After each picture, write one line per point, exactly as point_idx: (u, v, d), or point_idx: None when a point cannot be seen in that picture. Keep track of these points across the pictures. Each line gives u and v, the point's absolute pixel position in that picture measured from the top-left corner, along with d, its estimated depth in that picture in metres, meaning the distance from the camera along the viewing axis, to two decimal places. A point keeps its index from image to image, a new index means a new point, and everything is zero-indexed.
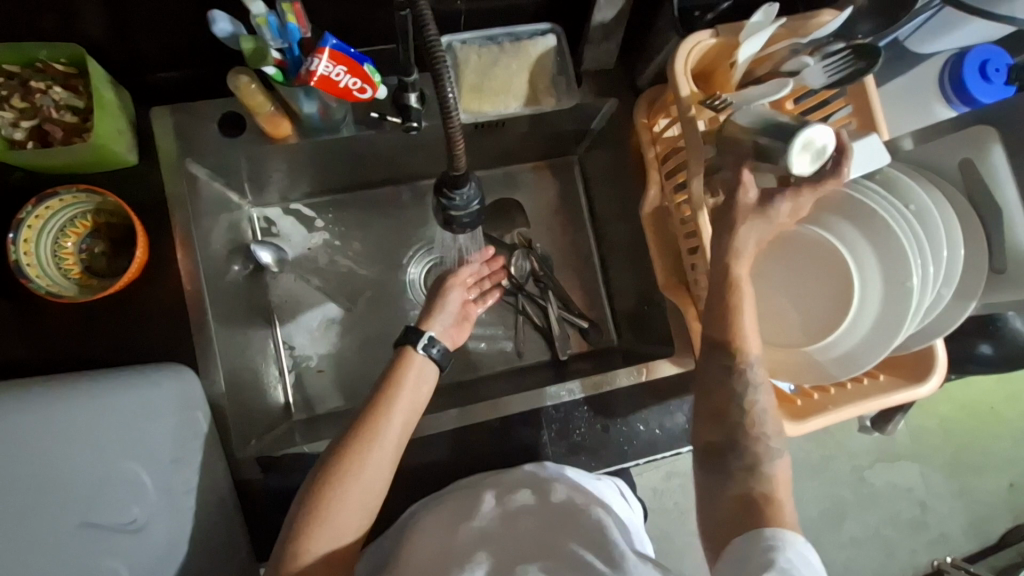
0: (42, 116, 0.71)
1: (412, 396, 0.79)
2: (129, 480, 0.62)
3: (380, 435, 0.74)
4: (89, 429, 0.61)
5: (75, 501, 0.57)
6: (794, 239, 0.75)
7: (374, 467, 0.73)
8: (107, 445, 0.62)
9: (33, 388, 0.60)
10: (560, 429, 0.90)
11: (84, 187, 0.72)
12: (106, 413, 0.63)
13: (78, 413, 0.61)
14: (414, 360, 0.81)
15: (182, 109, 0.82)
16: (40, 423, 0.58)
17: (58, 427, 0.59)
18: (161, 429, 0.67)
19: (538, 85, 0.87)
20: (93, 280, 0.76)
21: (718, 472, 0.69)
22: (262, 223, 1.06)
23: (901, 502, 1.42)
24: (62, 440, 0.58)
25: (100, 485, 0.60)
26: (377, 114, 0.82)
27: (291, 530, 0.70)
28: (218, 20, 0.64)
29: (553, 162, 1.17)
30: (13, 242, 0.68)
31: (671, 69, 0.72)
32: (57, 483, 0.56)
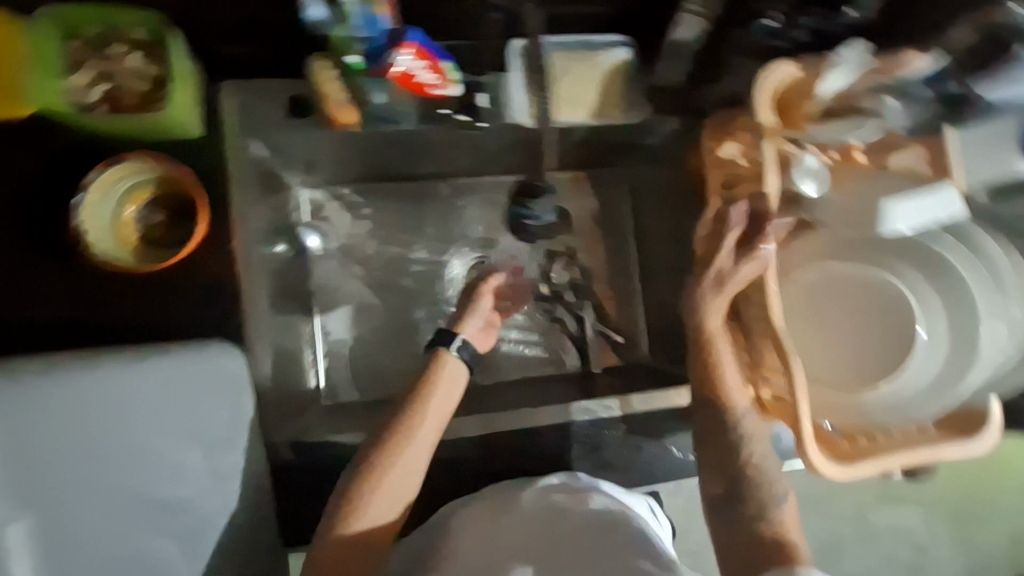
0: (117, 82, 0.71)
1: (441, 405, 0.77)
2: (176, 461, 0.63)
3: (420, 431, 0.75)
4: (138, 410, 0.61)
5: (127, 481, 0.60)
6: (852, 279, 0.73)
7: (409, 464, 0.73)
8: (157, 425, 0.62)
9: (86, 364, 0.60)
10: (589, 446, 0.89)
11: (147, 156, 0.72)
12: (157, 392, 0.62)
13: (127, 394, 0.61)
14: (449, 366, 0.81)
15: (247, 86, 0.80)
16: (89, 405, 0.59)
17: (107, 409, 0.60)
18: (211, 412, 0.66)
19: (608, 96, 0.86)
20: (150, 251, 0.76)
21: (735, 502, 0.75)
22: (309, 206, 1.04)
23: (898, 545, 1.41)
24: (111, 423, 0.60)
25: (148, 466, 0.62)
26: (448, 113, 0.82)
27: (330, 518, 0.70)
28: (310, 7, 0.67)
29: (593, 172, 1.13)
30: (76, 208, 0.69)
31: (754, 99, 0.71)
32: (110, 464, 0.59)
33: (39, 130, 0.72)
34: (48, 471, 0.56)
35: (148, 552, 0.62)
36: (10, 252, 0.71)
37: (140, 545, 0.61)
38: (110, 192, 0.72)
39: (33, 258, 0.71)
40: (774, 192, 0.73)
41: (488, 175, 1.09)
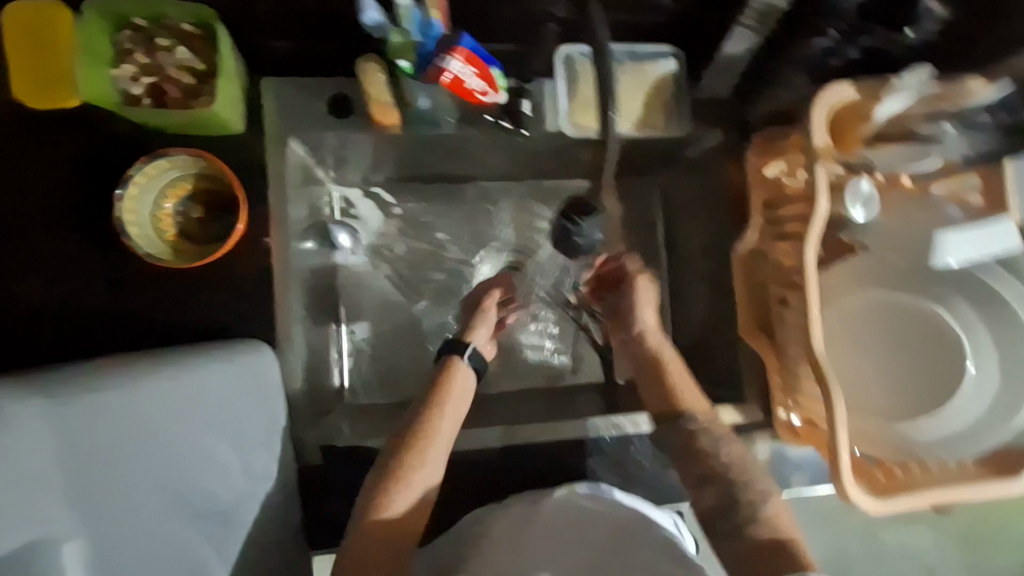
0: (162, 74, 0.70)
1: (456, 406, 0.80)
2: (217, 460, 0.64)
3: (437, 436, 0.77)
4: (184, 414, 0.61)
5: (175, 485, 0.60)
6: (892, 311, 0.72)
7: (428, 470, 0.75)
8: (201, 427, 0.62)
9: (131, 372, 0.59)
10: (615, 461, 0.88)
11: (192, 151, 0.71)
12: (201, 395, 0.62)
13: (174, 398, 0.60)
14: (460, 372, 0.83)
15: (289, 81, 0.79)
16: (140, 411, 0.58)
17: (158, 413, 0.59)
18: (247, 410, 0.67)
19: (652, 107, 0.84)
20: (185, 244, 0.75)
21: (729, 511, 0.75)
22: (340, 203, 1.04)
23: (910, 567, 1.25)
24: (160, 427, 0.59)
25: (193, 468, 0.61)
26: (491, 117, 0.81)
27: (359, 523, 0.70)
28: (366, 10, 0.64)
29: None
30: (117, 198, 0.69)
31: (810, 119, 0.69)
32: (160, 470, 0.59)
33: (88, 122, 0.73)
34: (102, 481, 0.54)
35: (187, 555, 0.61)
36: (50, 240, 0.71)
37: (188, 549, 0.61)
38: (149, 184, 0.71)
39: (73, 247, 0.72)
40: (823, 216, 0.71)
41: (519, 179, 1.08)
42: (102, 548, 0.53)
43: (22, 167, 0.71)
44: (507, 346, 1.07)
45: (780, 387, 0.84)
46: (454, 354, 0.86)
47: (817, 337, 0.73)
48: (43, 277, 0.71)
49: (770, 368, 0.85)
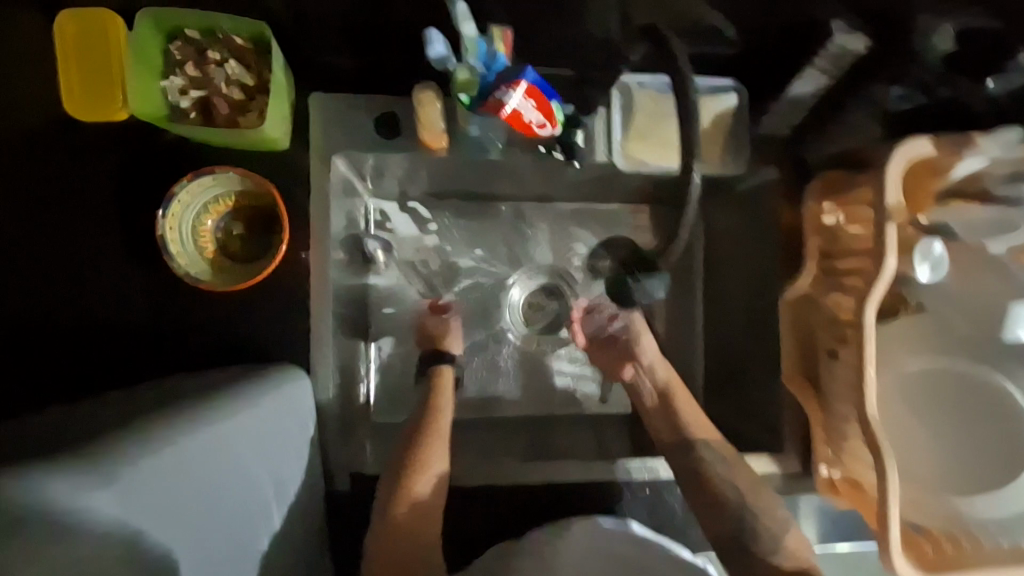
0: (211, 89, 0.68)
1: (447, 408, 0.88)
2: (266, 490, 0.61)
3: (439, 435, 0.83)
4: (246, 443, 0.58)
5: (241, 517, 0.56)
6: (951, 378, 0.69)
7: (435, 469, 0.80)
8: (257, 455, 0.59)
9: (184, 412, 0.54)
10: (648, 505, 0.87)
11: (237, 170, 0.70)
12: (255, 424, 0.60)
13: (237, 427, 0.57)
14: (445, 377, 0.94)
15: (336, 97, 0.77)
16: (212, 445, 0.53)
17: (225, 444, 0.55)
18: (285, 434, 0.66)
19: (708, 143, 0.81)
20: (224, 262, 0.73)
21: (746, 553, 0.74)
22: (376, 215, 1.02)
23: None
24: (229, 459, 0.55)
25: (253, 497, 0.58)
26: (543, 149, 0.78)
27: (381, 533, 0.75)
28: (430, 42, 0.64)
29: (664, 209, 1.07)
30: (162, 216, 0.67)
31: (883, 174, 0.66)
32: (230, 504, 0.54)
33: (135, 134, 0.72)
34: (192, 523, 0.49)
35: None
36: (98, 253, 0.72)
37: None
38: (192, 201, 0.70)
39: (121, 262, 0.72)
40: (890, 276, 0.68)
41: (560, 201, 1.05)
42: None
43: (71, 175, 0.71)
44: (535, 371, 1.05)
45: (824, 443, 0.81)
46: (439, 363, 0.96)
47: (870, 399, 0.70)
48: (90, 288, 0.72)
49: (814, 423, 0.82)
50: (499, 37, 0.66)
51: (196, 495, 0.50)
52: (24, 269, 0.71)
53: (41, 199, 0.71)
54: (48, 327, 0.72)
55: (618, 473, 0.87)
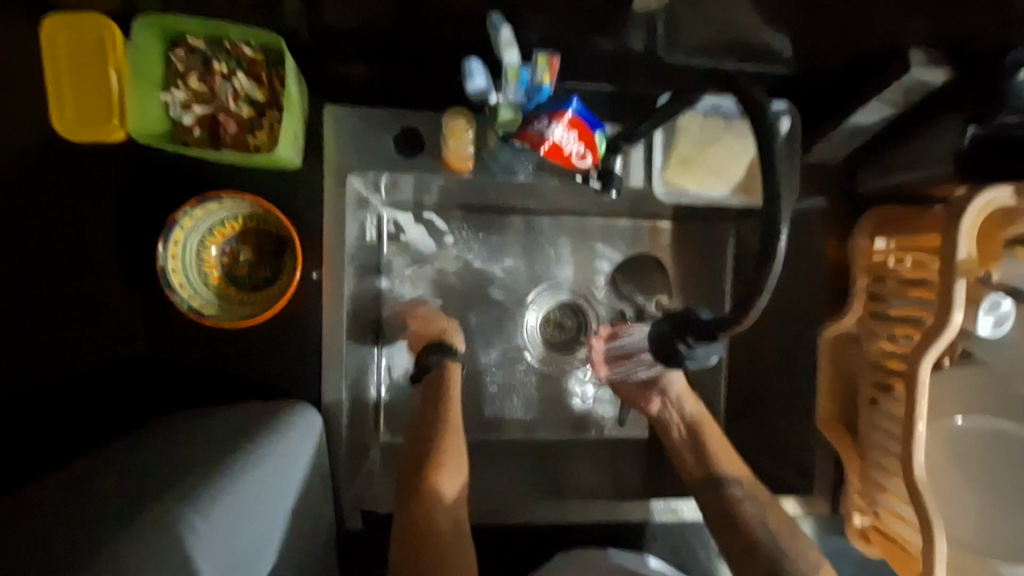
0: (218, 104, 0.62)
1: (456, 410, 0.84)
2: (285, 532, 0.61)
3: (451, 439, 0.81)
4: (264, 507, 0.56)
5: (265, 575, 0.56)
6: (993, 436, 0.69)
7: (450, 473, 0.79)
8: (274, 511, 0.58)
9: (195, 492, 0.51)
10: (671, 547, 0.86)
11: (246, 195, 0.64)
12: (268, 482, 0.57)
13: (252, 496, 0.55)
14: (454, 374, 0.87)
15: (354, 110, 0.70)
16: (231, 524, 0.51)
17: (245, 518, 0.53)
18: (300, 475, 0.64)
19: (753, 170, 0.75)
20: (231, 289, 0.68)
21: None
22: (390, 226, 0.95)
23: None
24: (247, 529, 0.53)
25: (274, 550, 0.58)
26: (580, 177, 0.71)
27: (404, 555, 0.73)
28: (471, 73, 0.60)
29: (690, 227, 1.01)
30: (163, 243, 0.61)
31: (959, 218, 0.61)
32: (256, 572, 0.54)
33: (146, 153, 0.68)
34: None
35: None
36: (107, 278, 0.69)
37: None
38: (196, 226, 0.64)
39: (132, 288, 0.69)
40: (956, 331, 0.62)
41: (585, 215, 0.99)
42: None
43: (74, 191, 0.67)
44: (552, 390, 1.01)
45: (860, 492, 0.77)
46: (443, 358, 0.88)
47: (920, 455, 0.65)
48: (96, 316, 0.69)
49: (848, 469, 0.78)
50: (544, 63, 0.60)
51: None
52: (24, 294, 0.67)
53: (42, 221, 0.67)
54: (49, 354, 0.68)
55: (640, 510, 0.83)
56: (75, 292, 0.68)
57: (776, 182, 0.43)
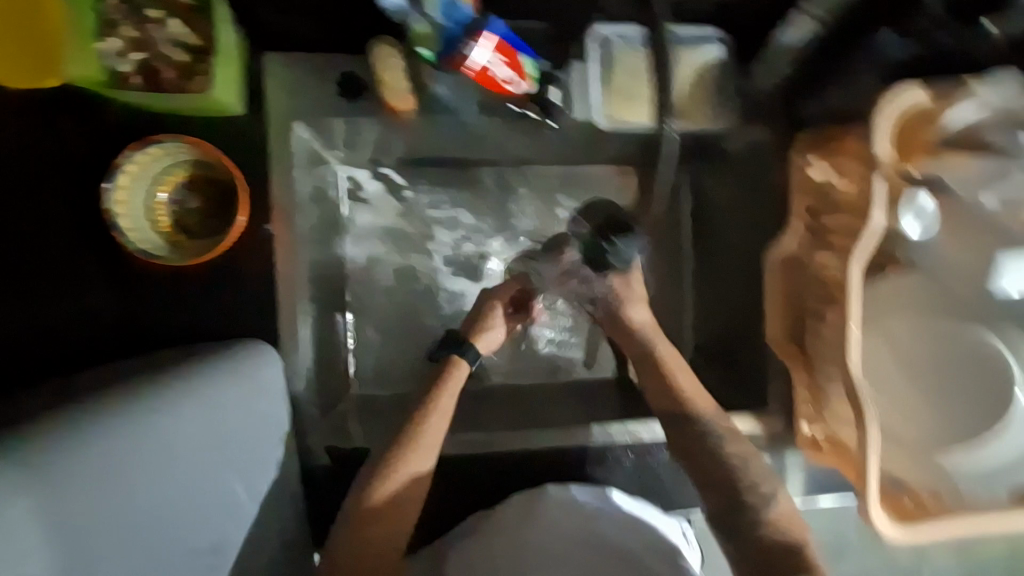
0: (154, 51, 0.64)
1: (452, 390, 0.80)
2: (225, 491, 0.56)
3: (436, 418, 0.77)
4: (181, 452, 0.52)
5: (180, 532, 0.51)
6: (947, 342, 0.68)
7: (427, 453, 0.75)
8: (201, 463, 0.54)
9: (107, 413, 0.49)
10: (633, 468, 0.88)
11: (187, 138, 0.65)
12: (213, 411, 0.56)
13: (161, 439, 0.51)
14: (460, 369, 0.82)
15: (293, 58, 0.72)
16: (147, 444, 0.50)
17: (145, 459, 0.49)
18: (247, 418, 0.60)
19: (691, 98, 0.77)
20: (181, 237, 0.70)
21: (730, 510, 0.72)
22: (348, 184, 0.97)
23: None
24: (142, 476, 0.49)
25: (204, 507, 0.54)
26: (514, 106, 0.74)
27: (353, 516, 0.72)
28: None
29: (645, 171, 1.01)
30: (107, 189, 0.63)
31: (870, 129, 0.63)
32: (150, 531, 0.48)
33: (86, 107, 0.68)
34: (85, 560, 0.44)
35: None
36: (54, 234, 0.68)
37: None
38: (142, 173, 0.66)
39: (80, 243, 0.69)
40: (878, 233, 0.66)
41: (538, 164, 1.01)
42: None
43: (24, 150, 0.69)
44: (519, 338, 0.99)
45: (806, 401, 0.80)
46: (454, 352, 0.83)
47: (853, 359, 0.68)
48: (47, 272, 0.69)
49: (797, 382, 0.81)
50: None
51: (95, 526, 0.45)
52: None
53: None
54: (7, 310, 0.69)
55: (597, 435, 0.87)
56: (23, 248, 0.68)
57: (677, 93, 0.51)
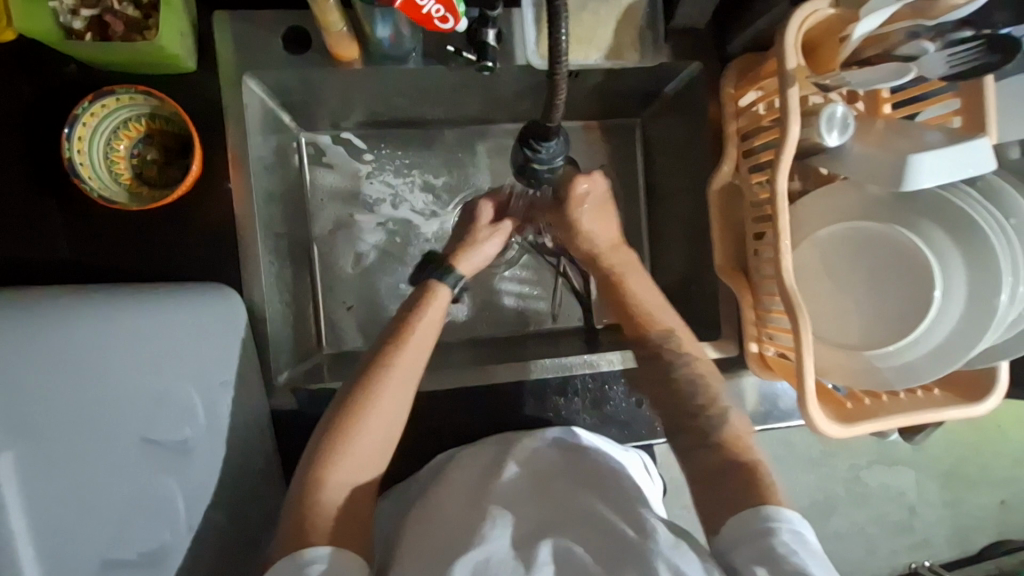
0: (103, 7, 0.67)
1: (427, 331, 0.78)
2: (181, 399, 0.61)
3: (407, 360, 0.75)
4: (136, 355, 0.57)
5: (126, 420, 0.54)
6: (875, 246, 0.72)
7: (396, 397, 0.73)
8: (150, 367, 0.58)
9: (76, 305, 0.55)
10: (593, 400, 0.89)
11: (141, 88, 0.69)
12: (163, 325, 0.61)
13: (121, 337, 0.56)
14: (440, 296, 0.81)
15: (242, 16, 0.75)
16: (99, 341, 0.54)
17: (103, 353, 0.54)
18: (198, 337, 0.65)
19: (623, 38, 0.81)
20: (142, 187, 0.75)
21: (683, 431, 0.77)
22: (310, 149, 1.00)
23: (890, 504, 1.19)
24: (90, 367, 0.52)
25: (154, 407, 0.58)
26: (452, 49, 0.75)
27: (314, 456, 0.69)
28: None
29: (609, 124, 1.06)
30: (67, 138, 0.66)
31: (781, 39, 0.67)
32: (94, 415, 0.51)
33: (46, 69, 0.72)
34: (38, 407, 0.46)
35: (154, 494, 0.57)
36: (15, 189, 0.71)
37: (153, 490, 0.57)
38: (100, 125, 0.69)
39: (41, 201, 0.72)
40: (797, 144, 0.68)
41: (497, 122, 1.03)
42: (37, 467, 0.45)
43: None
44: (482, 292, 1.05)
45: (751, 323, 0.80)
46: (435, 278, 0.82)
47: (790, 266, 0.69)
48: (8, 228, 0.71)
49: (741, 305, 0.81)
50: None
51: (46, 380, 0.48)
52: None
53: None
54: None
55: (555, 369, 0.88)
56: None
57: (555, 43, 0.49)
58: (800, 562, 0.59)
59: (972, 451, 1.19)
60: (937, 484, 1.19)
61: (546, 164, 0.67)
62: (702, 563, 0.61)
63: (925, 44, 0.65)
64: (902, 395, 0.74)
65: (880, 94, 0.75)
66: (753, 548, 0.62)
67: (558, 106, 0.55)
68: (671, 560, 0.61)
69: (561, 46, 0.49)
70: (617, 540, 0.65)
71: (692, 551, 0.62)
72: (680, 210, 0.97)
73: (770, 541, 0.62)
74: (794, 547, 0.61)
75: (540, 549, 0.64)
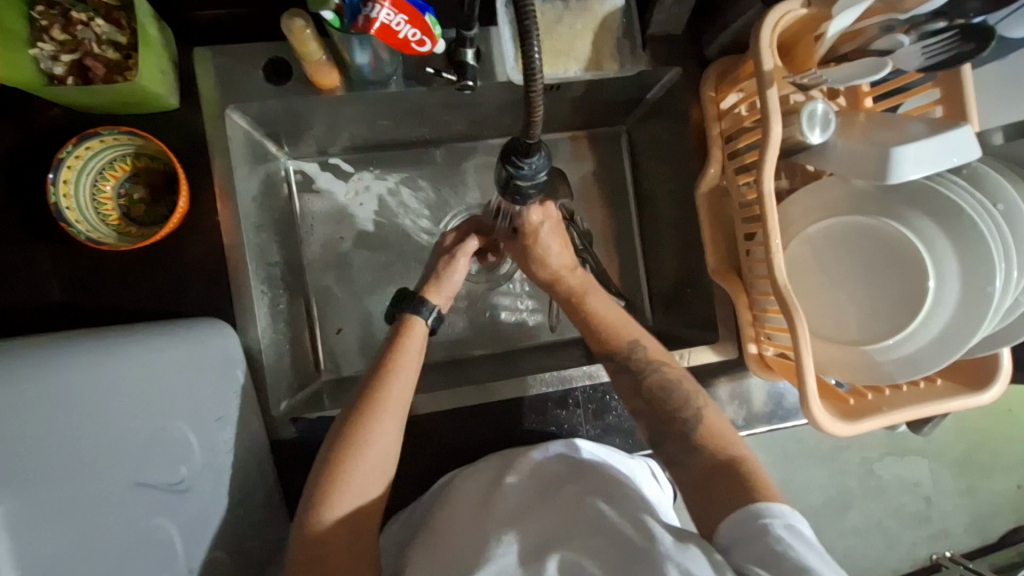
0: (83, 50, 0.68)
1: (412, 356, 0.78)
2: (175, 438, 0.61)
3: (393, 392, 0.74)
4: (128, 397, 0.57)
5: (119, 464, 0.54)
6: (866, 239, 0.72)
7: (383, 430, 0.71)
8: (142, 410, 0.58)
9: (66, 351, 0.54)
10: (595, 410, 0.88)
11: (125, 128, 0.69)
12: (154, 364, 0.61)
13: (113, 380, 0.56)
14: (416, 329, 0.80)
15: (222, 51, 0.76)
16: (90, 386, 0.53)
17: (95, 396, 0.53)
18: (190, 376, 0.65)
19: (602, 47, 0.82)
20: (131, 227, 0.75)
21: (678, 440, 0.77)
22: (298, 177, 1.01)
23: (905, 496, 1.17)
24: (82, 411, 0.52)
25: (147, 449, 0.57)
26: (433, 71, 0.75)
27: (316, 485, 0.69)
28: None
29: (594, 133, 1.07)
30: (53, 183, 0.67)
31: (757, 40, 0.67)
32: (87, 460, 0.51)
33: (31, 114, 0.72)
34: (32, 454, 0.46)
35: (150, 539, 0.56)
36: None
37: (150, 534, 0.56)
38: (85, 167, 0.70)
39: (32, 246, 0.72)
40: (780, 143, 0.67)
41: (483, 138, 1.03)
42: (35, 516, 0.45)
43: None
44: (478, 306, 1.05)
45: (750, 324, 0.80)
46: (412, 312, 0.81)
47: (783, 266, 0.68)
48: None
49: (737, 307, 0.81)
50: None
51: (39, 428, 0.47)
52: None
53: None
54: None
55: (555, 382, 0.87)
56: None
57: (531, 59, 0.48)
58: (798, 557, 0.58)
59: (984, 438, 1.18)
60: (950, 473, 1.18)
61: (530, 179, 0.67)
62: (710, 565, 0.59)
63: (901, 37, 0.66)
64: (904, 387, 0.74)
65: (861, 88, 0.76)
66: (752, 547, 0.61)
67: (536, 122, 0.55)
68: (680, 562, 0.59)
69: (535, 61, 0.49)
70: (622, 545, 0.63)
71: (702, 554, 0.60)
72: (670, 214, 0.97)
73: (766, 538, 0.61)
74: (791, 541, 0.60)
75: (548, 563, 0.63)
